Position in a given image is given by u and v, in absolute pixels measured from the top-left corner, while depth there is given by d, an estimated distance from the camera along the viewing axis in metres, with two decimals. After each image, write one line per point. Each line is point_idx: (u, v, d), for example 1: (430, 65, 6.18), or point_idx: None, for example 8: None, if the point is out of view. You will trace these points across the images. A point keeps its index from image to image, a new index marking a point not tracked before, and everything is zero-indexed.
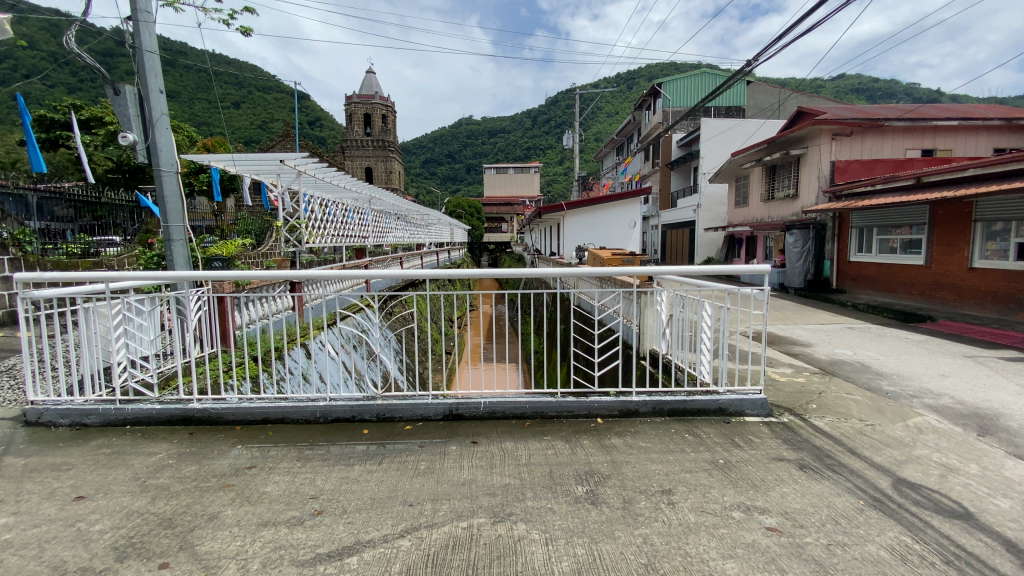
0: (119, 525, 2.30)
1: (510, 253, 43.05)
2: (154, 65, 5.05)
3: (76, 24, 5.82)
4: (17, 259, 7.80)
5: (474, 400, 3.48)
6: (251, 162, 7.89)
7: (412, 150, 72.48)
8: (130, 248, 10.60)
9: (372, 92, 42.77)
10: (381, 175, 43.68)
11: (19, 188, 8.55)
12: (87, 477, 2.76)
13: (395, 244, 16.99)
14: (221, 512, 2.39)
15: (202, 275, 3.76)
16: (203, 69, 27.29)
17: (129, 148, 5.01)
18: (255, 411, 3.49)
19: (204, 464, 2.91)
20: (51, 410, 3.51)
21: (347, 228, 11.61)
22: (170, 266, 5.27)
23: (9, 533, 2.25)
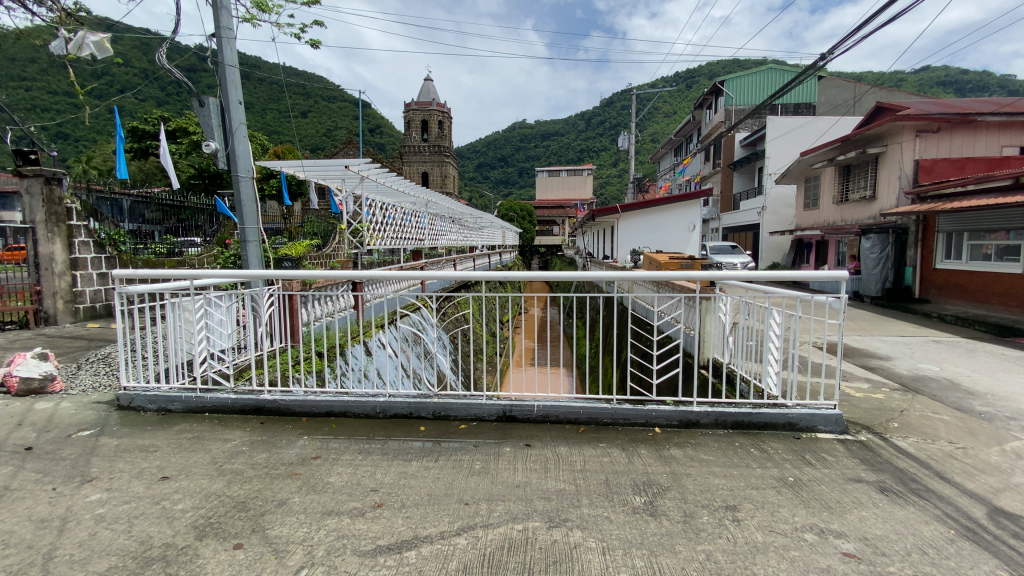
0: (198, 505, 2.48)
1: (563, 256, 42.92)
2: (234, 77, 5.43)
3: (167, 42, 6.38)
4: (112, 258, 8.87)
5: (528, 403, 3.47)
6: (318, 168, 8.30)
7: (467, 154, 73.67)
8: (209, 248, 11.49)
9: (429, 99, 44.23)
10: (437, 179, 44.71)
11: (115, 193, 9.34)
12: (170, 459, 2.99)
13: (449, 246, 17.30)
14: (288, 498, 2.52)
15: (272, 274, 3.97)
16: (277, 82, 29.21)
17: (211, 156, 5.44)
18: (321, 404, 3.65)
19: (273, 452, 3.08)
20: (141, 395, 3.84)
21: (404, 231, 11.95)
22: (245, 265, 5.61)
23: (104, 507, 2.48)
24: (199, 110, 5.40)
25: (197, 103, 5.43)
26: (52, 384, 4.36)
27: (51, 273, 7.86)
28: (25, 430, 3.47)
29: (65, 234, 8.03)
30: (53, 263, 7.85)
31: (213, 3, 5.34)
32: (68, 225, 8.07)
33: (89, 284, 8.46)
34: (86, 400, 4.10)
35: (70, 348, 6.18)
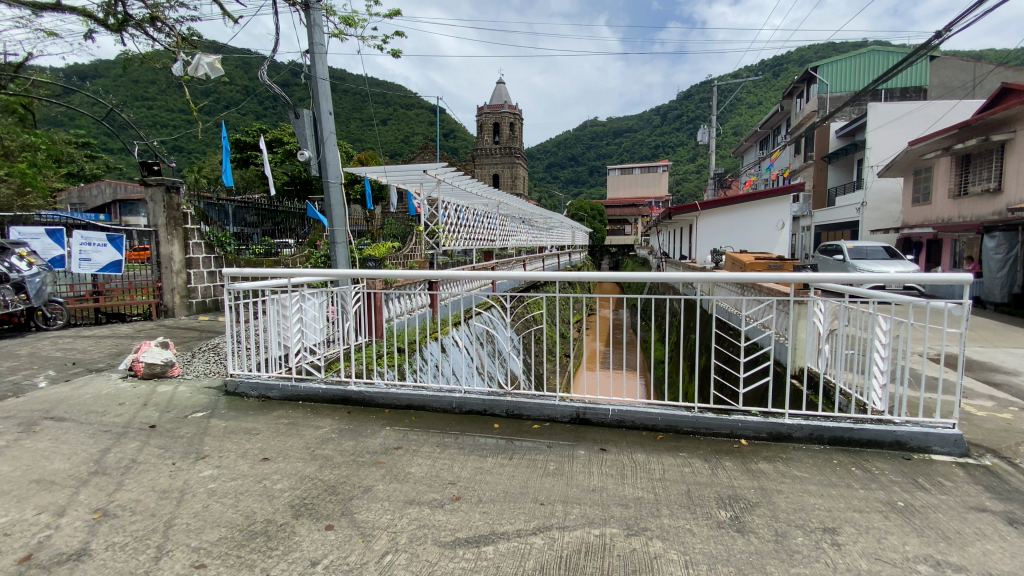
0: (294, 486, 2.69)
1: (634, 256, 41.93)
2: (325, 89, 5.83)
3: (268, 60, 6.99)
4: (219, 258, 9.89)
5: (603, 406, 3.42)
6: (399, 173, 8.72)
7: (537, 154, 73.78)
8: (301, 249, 12.35)
9: (501, 101, 45.10)
10: (508, 180, 45.23)
11: (221, 199, 10.27)
12: (269, 443, 3.26)
13: (519, 246, 17.47)
14: (373, 486, 2.66)
15: (357, 273, 4.21)
16: (360, 92, 31.08)
17: (305, 163, 5.88)
18: (401, 397, 3.82)
19: (359, 440, 3.26)
20: (245, 382, 4.24)
21: (477, 232, 12.21)
22: (333, 265, 6.00)
23: (215, 482, 2.76)
24: (295, 121, 5.86)
25: (293, 115, 5.89)
26: (170, 370, 4.91)
27: (170, 271, 8.85)
28: (151, 410, 3.94)
29: (182, 237, 9.03)
30: (171, 263, 8.84)
31: (308, 22, 5.77)
32: (184, 229, 9.07)
33: (201, 281, 9.44)
34: (198, 385, 4.60)
35: (187, 338, 6.96)
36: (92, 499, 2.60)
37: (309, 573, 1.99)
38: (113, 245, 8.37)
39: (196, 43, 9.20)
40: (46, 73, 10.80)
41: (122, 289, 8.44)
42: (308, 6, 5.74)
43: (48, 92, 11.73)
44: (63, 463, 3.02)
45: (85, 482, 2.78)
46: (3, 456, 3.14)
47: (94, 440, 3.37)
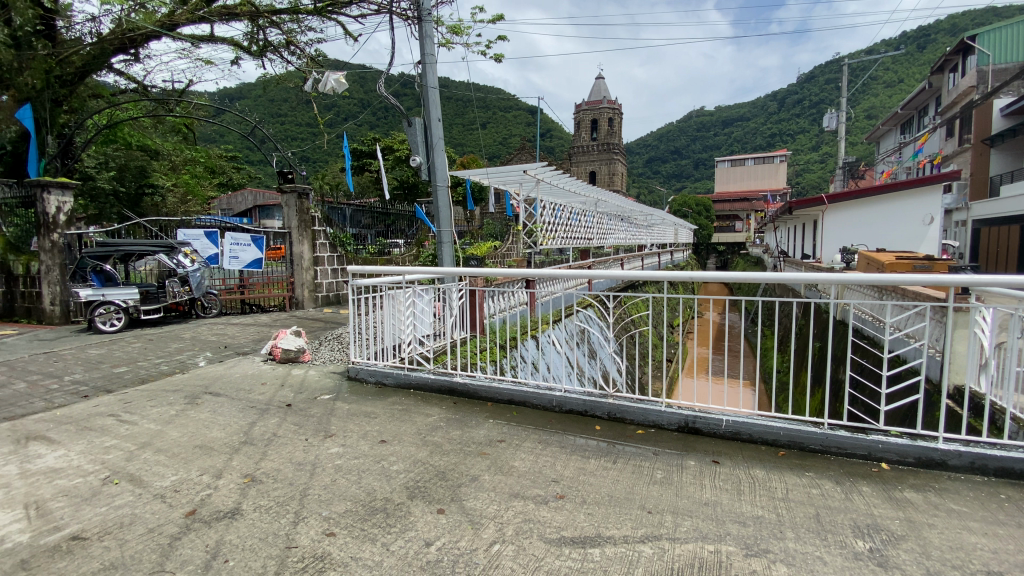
0: (409, 469, 2.88)
1: (745, 255, 38.94)
2: (435, 97, 6.15)
3: (384, 74, 7.55)
4: (341, 257, 10.93)
5: (715, 416, 3.23)
6: (500, 174, 8.98)
7: (636, 149, 71.59)
8: (410, 248, 13.16)
9: (600, 97, 44.54)
10: (605, 177, 44.37)
11: (341, 203, 11.41)
12: (385, 427, 3.54)
13: (617, 245, 17.07)
14: (479, 475, 2.77)
15: (461, 271, 4.38)
16: (463, 97, 32.48)
17: (416, 168, 6.28)
18: (503, 392, 3.93)
19: (465, 431, 3.41)
20: (364, 369, 4.65)
21: (574, 230, 12.15)
22: (439, 263, 6.33)
23: (341, 459, 3.06)
24: (408, 129, 6.28)
25: (406, 123, 6.32)
26: (301, 355, 5.52)
27: (300, 268, 9.95)
28: (287, 391, 4.46)
29: (310, 237, 10.10)
30: (301, 260, 9.93)
31: (420, 35, 6.14)
32: (313, 230, 10.14)
33: (326, 276, 10.53)
34: (325, 370, 5.12)
35: (314, 328, 7.78)
36: (242, 465, 3.00)
37: (423, 553, 2.12)
38: (255, 245, 9.45)
39: (322, 62, 10.27)
40: (205, 97, 12.67)
41: (262, 283, 9.64)
42: (421, 20, 6.12)
43: (206, 113, 13.76)
44: (220, 432, 3.53)
45: (237, 450, 3.22)
46: (176, 422, 3.75)
47: (243, 413, 3.90)
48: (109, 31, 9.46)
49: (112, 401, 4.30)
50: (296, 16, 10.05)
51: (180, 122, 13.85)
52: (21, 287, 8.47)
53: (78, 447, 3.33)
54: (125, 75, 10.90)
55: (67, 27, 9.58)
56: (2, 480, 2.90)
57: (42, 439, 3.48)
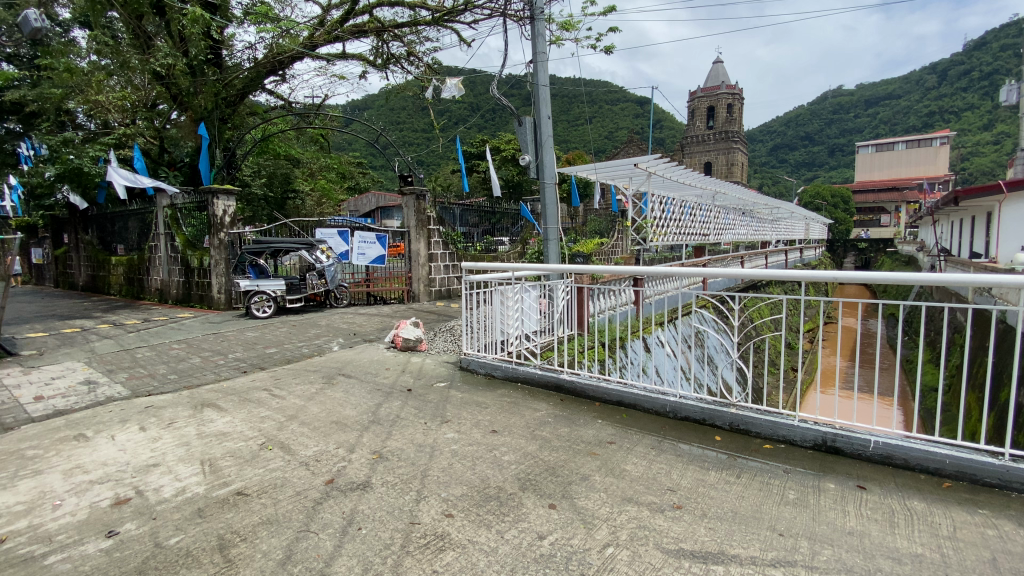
0: (520, 461, 2.95)
1: (892, 253, 33.86)
2: (546, 95, 6.18)
3: (496, 77, 7.74)
4: (453, 254, 11.50)
5: (860, 435, 2.86)
6: (608, 169, 8.78)
7: (757, 138, 65.79)
8: (515, 245, 13.43)
9: (718, 83, 41.68)
10: (722, 168, 41.40)
11: (452, 203, 11.96)
12: (496, 417, 3.66)
13: (735, 242, 15.80)
14: (590, 475, 2.75)
15: (568, 268, 4.35)
16: (570, 93, 32.36)
17: (525, 167, 6.36)
18: (612, 393, 3.84)
19: (574, 428, 3.41)
20: (475, 360, 4.86)
21: (687, 226, 11.48)
22: (546, 260, 6.35)
23: (456, 444, 3.22)
24: (519, 129, 6.39)
25: (517, 123, 6.43)
26: (418, 345, 5.93)
27: (417, 263, 10.65)
28: (407, 376, 4.82)
29: (426, 236, 10.77)
30: (418, 257, 10.63)
31: (533, 34, 6.20)
32: (428, 229, 10.78)
33: (439, 271, 11.16)
34: (440, 360, 5.43)
35: (429, 320, 8.29)
36: (371, 442, 3.30)
37: (536, 545, 2.16)
38: (379, 242, 10.26)
39: (438, 70, 10.88)
40: (337, 109, 14.08)
41: (385, 277, 10.52)
42: (534, 19, 6.17)
43: (338, 123, 15.28)
44: (352, 410, 3.92)
45: (367, 428, 3.54)
46: (315, 399, 4.23)
47: (371, 395, 4.28)
48: (263, 56, 10.88)
49: (264, 377, 4.97)
50: (416, 28, 10.72)
51: (316, 133, 15.53)
52: (196, 277, 10.12)
53: (241, 415, 3.90)
54: (275, 93, 12.50)
55: (229, 55, 11.08)
56: (186, 438, 3.49)
57: (213, 406, 4.13)
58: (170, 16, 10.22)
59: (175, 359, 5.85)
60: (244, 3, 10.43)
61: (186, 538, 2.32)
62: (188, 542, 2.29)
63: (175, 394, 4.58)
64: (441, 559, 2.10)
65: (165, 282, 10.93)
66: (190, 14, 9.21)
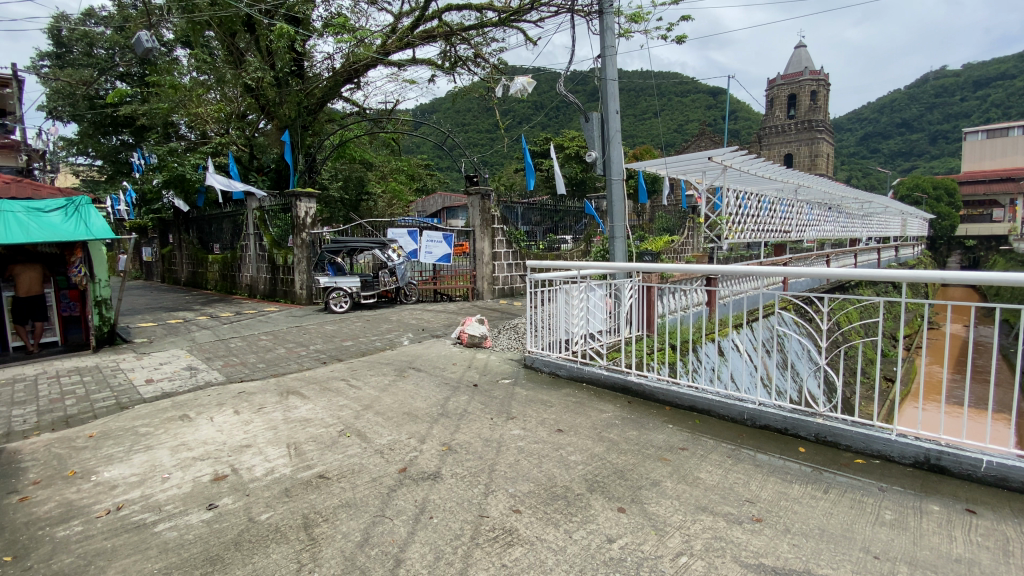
0: (587, 462, 2.91)
1: (1006, 252, 30.08)
2: (614, 89, 6.06)
3: (563, 75, 7.66)
4: (516, 253, 11.60)
5: (970, 454, 2.57)
6: (680, 163, 8.45)
7: (844, 127, 60.74)
8: (579, 244, 13.28)
9: (801, 68, 38.92)
10: (805, 160, 38.62)
11: (514, 201, 11.74)
12: (561, 416, 3.64)
13: (819, 239, 14.65)
14: (661, 481, 2.67)
15: (636, 266, 4.22)
16: (637, 86, 31.52)
17: (592, 163, 6.27)
18: (683, 397, 3.69)
19: (643, 432, 3.31)
20: (539, 358, 4.85)
21: (765, 222, 10.80)
22: (612, 258, 6.22)
23: (522, 441, 3.24)
24: (585, 125, 6.32)
25: (584, 119, 6.36)
26: (484, 341, 6.03)
27: (481, 262, 10.84)
28: (473, 372, 4.92)
29: (491, 235, 10.92)
30: (483, 255, 10.81)
31: (601, 28, 6.09)
32: (493, 228, 10.93)
33: (503, 270, 11.29)
34: (505, 357, 5.49)
35: (494, 317, 8.42)
36: (441, 434, 3.39)
37: (606, 548, 2.13)
38: (446, 241, 10.54)
39: (504, 70, 11.00)
40: (407, 112, 14.64)
41: (451, 275, 10.81)
42: (602, 13, 6.06)
43: (408, 126, 15.87)
44: (422, 402, 4.05)
45: (436, 420, 3.65)
46: (389, 391, 4.42)
47: (439, 388, 4.41)
48: (340, 65, 11.52)
49: (341, 368, 5.26)
50: (482, 30, 10.89)
51: (388, 137, 16.21)
52: (281, 274, 10.92)
53: (321, 403, 4.15)
54: (350, 100, 13.21)
55: (311, 66, 11.83)
56: (273, 422, 3.77)
57: (297, 394, 4.43)
58: (260, 32, 11.07)
59: (263, 350, 6.34)
60: (324, 16, 11.09)
61: (275, 515, 2.51)
62: (276, 519, 2.47)
63: (263, 381, 4.97)
64: (510, 554, 2.12)
65: (254, 279, 11.89)
66: (277, 29, 9.94)
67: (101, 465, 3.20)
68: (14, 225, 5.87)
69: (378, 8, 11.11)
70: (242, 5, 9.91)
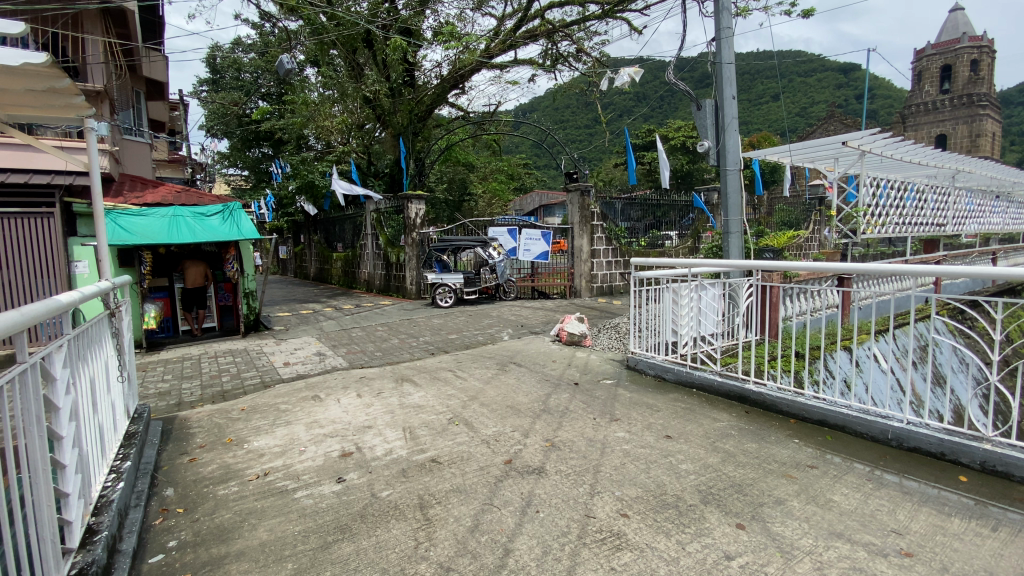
0: (699, 472, 2.75)
1: None
2: (730, 73, 5.62)
3: (672, 62, 7.26)
4: (617, 250, 11.34)
5: None
6: (807, 150, 7.64)
7: (1018, 99, 50.89)
8: (684, 240, 12.60)
9: (958, 34, 33.25)
10: (963, 141, 32.96)
11: (612, 197, 11.30)
12: (670, 422, 3.48)
13: (983, 233, 12.45)
14: (786, 499, 2.44)
15: (755, 264, 3.88)
16: (752, 69, 29.04)
17: (704, 154, 5.88)
18: (812, 410, 3.34)
19: (764, 446, 3.05)
20: (644, 360, 4.65)
21: (913, 215, 9.41)
22: (725, 256, 5.81)
23: (629, 444, 3.14)
24: (697, 113, 5.95)
25: (696, 107, 5.99)
26: (583, 340, 5.97)
27: (580, 260, 10.74)
28: (574, 370, 4.90)
29: (590, 232, 10.78)
30: (581, 253, 10.70)
31: (716, 10, 5.70)
32: (592, 225, 10.80)
33: (603, 268, 11.11)
34: (606, 357, 5.39)
35: (593, 315, 8.31)
36: (544, 430, 3.42)
37: (723, 565, 2.00)
38: (544, 239, 10.59)
39: (607, 63, 10.78)
40: (509, 112, 14.95)
41: (549, 273, 10.85)
42: None
43: (510, 126, 16.19)
44: (525, 397, 4.12)
45: (539, 416, 3.68)
46: (492, 384, 4.56)
47: (541, 385, 4.45)
48: (447, 72, 12.09)
49: (448, 360, 5.54)
50: (585, 24, 10.77)
51: (490, 138, 16.69)
52: (394, 271, 11.76)
53: (431, 392, 4.40)
54: (456, 105, 13.82)
55: (421, 75, 12.57)
56: (390, 407, 4.07)
57: (410, 381, 4.75)
58: (377, 46, 11.97)
59: (379, 340, 6.88)
60: (434, 26, 11.69)
61: (394, 492, 2.71)
62: (395, 497, 2.66)
63: (379, 369, 5.39)
64: (618, 558, 2.07)
65: (371, 275, 12.95)
66: (392, 43, 10.68)
67: (252, 435, 3.68)
68: (184, 228, 6.97)
69: (483, 13, 11.46)
70: (363, 23, 10.80)
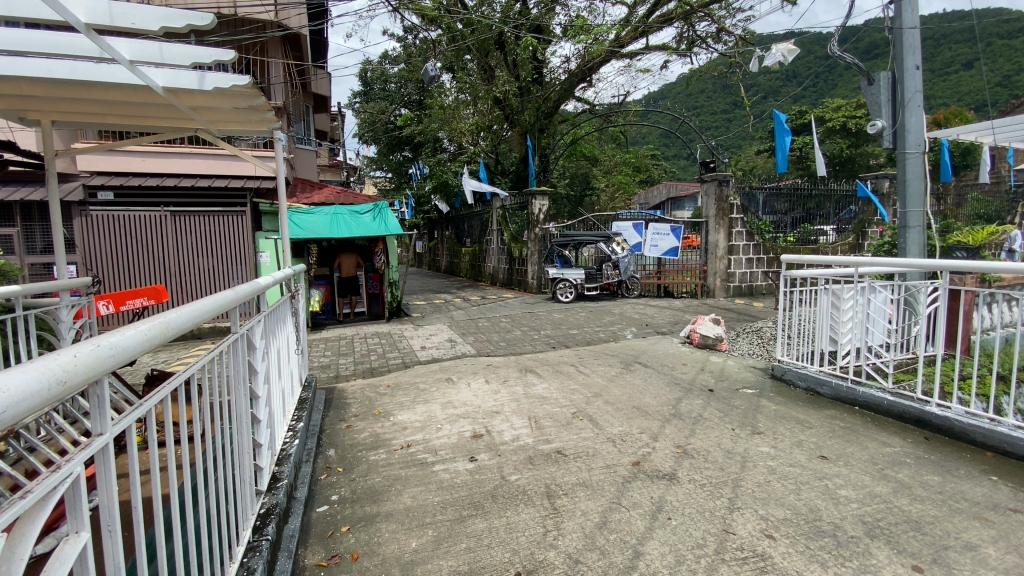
0: (864, 501, 2.40)
1: None
2: (914, 39, 4.75)
3: (835, 34, 6.36)
4: (758, 246, 10.38)
5: None
6: (1019, 126, 6.20)
7: None
8: (843, 236, 11.04)
9: None
10: None
11: (753, 187, 10.30)
12: (825, 441, 3.09)
13: None
14: (980, 546, 2.04)
15: (944, 264, 3.24)
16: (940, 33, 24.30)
17: (876, 135, 5.05)
18: (1020, 444, 2.72)
19: (950, 480, 2.56)
20: (793, 370, 4.16)
21: None
22: (900, 254, 4.97)
23: (774, 461, 2.86)
24: (867, 89, 5.13)
25: (866, 82, 5.17)
26: (718, 343, 5.56)
27: (714, 256, 10.04)
28: (707, 375, 4.59)
29: (727, 226, 10.04)
30: (716, 249, 9.99)
31: None
32: (730, 218, 10.05)
33: (740, 266, 10.26)
34: (744, 363, 4.96)
35: (728, 318, 7.72)
36: (674, 435, 3.26)
37: None
38: (674, 234, 9.90)
39: (751, 40, 9.86)
40: (639, 103, 14.47)
41: (678, 270, 10.26)
42: None
43: (638, 116, 15.65)
44: (653, 399, 3.97)
45: (668, 420, 3.52)
46: (616, 382, 4.47)
47: (670, 388, 4.25)
48: (576, 66, 12.07)
49: (570, 354, 5.57)
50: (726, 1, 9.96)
51: (617, 131, 16.32)
52: (518, 265, 12.12)
53: (556, 384, 4.46)
54: (583, 99, 13.74)
55: (549, 71, 12.71)
56: (516, 395, 4.22)
57: (534, 372, 4.88)
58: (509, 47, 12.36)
59: (505, 330, 7.17)
60: (564, 21, 11.71)
61: (522, 477, 2.81)
62: (524, 482, 2.75)
63: (505, 358, 5.61)
64: None
65: (496, 269, 13.49)
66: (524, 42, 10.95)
67: (396, 409, 4.08)
68: (343, 225, 7.93)
69: (614, 2, 11.22)
70: (497, 25, 11.25)
